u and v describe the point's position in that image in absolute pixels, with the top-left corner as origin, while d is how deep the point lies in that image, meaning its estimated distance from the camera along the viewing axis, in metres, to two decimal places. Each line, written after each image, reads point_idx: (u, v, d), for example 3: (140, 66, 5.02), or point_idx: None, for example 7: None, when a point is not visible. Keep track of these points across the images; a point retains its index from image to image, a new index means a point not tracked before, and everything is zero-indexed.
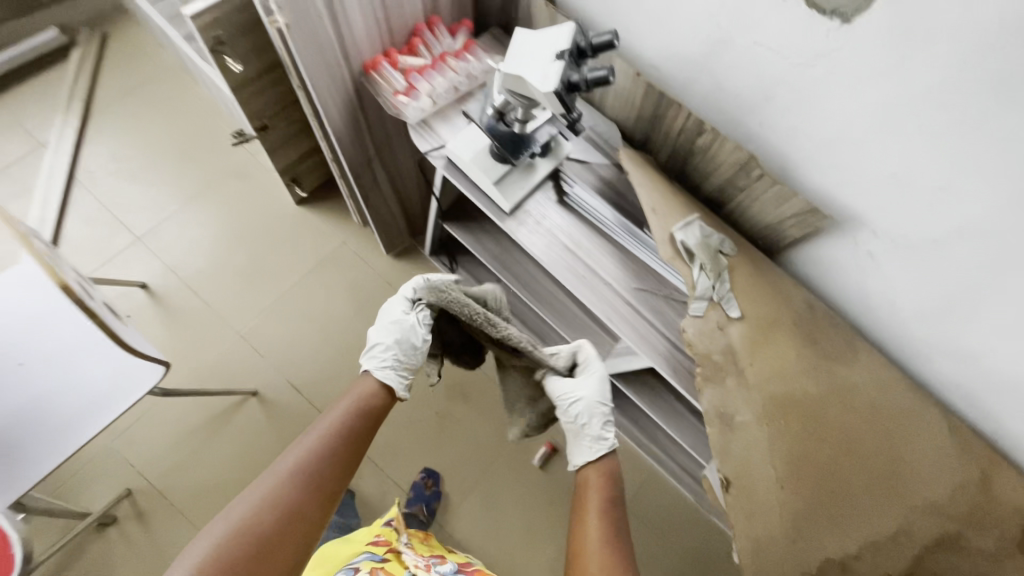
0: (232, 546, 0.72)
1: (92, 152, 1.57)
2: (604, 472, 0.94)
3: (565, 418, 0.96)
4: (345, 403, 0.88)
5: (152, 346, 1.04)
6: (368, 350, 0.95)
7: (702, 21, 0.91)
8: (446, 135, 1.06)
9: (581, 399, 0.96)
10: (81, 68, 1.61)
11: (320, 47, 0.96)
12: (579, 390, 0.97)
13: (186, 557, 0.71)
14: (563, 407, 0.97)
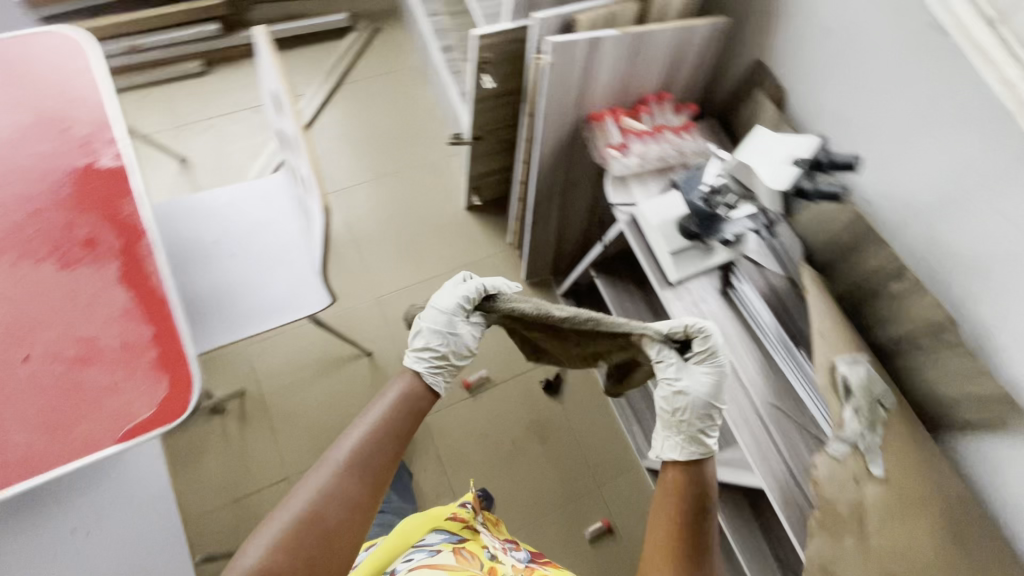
0: (303, 535, 0.71)
1: (330, 112, 1.86)
2: (688, 476, 0.83)
3: (664, 406, 0.90)
4: (390, 401, 0.84)
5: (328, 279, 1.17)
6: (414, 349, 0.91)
7: (942, 175, 0.90)
8: (639, 195, 1.12)
9: (688, 394, 0.89)
10: (350, 47, 1.93)
11: (565, 88, 1.09)
12: (683, 381, 0.89)
13: (250, 550, 0.70)
14: (663, 395, 0.90)
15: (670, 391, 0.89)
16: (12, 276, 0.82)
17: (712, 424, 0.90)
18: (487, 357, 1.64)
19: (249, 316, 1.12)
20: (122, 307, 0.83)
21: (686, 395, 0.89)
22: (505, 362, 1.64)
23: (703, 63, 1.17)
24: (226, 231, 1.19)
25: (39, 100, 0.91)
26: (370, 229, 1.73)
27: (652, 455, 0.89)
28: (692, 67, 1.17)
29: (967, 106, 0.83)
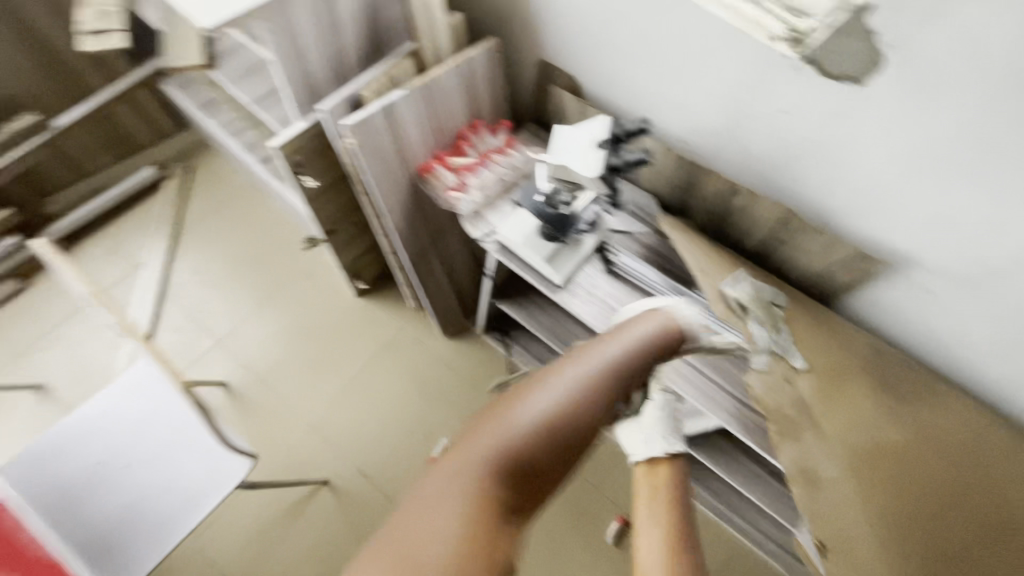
0: (545, 445, 0.60)
1: (179, 267, 1.77)
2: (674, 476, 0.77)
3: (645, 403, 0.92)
4: (625, 339, 0.69)
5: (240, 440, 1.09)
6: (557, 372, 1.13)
7: (723, 97, 0.99)
8: (496, 222, 1.15)
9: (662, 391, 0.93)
10: (172, 197, 1.86)
11: (384, 160, 1.11)
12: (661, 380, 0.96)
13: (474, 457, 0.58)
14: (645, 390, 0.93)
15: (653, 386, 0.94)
16: None
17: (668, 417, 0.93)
18: (440, 424, 1.57)
19: (172, 517, 1.02)
20: None
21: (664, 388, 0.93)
22: (461, 421, 1.58)
23: (497, 79, 1.22)
24: (108, 445, 1.09)
25: None
26: (273, 359, 1.65)
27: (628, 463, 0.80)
28: (487, 90, 1.22)
29: (710, 36, 0.92)
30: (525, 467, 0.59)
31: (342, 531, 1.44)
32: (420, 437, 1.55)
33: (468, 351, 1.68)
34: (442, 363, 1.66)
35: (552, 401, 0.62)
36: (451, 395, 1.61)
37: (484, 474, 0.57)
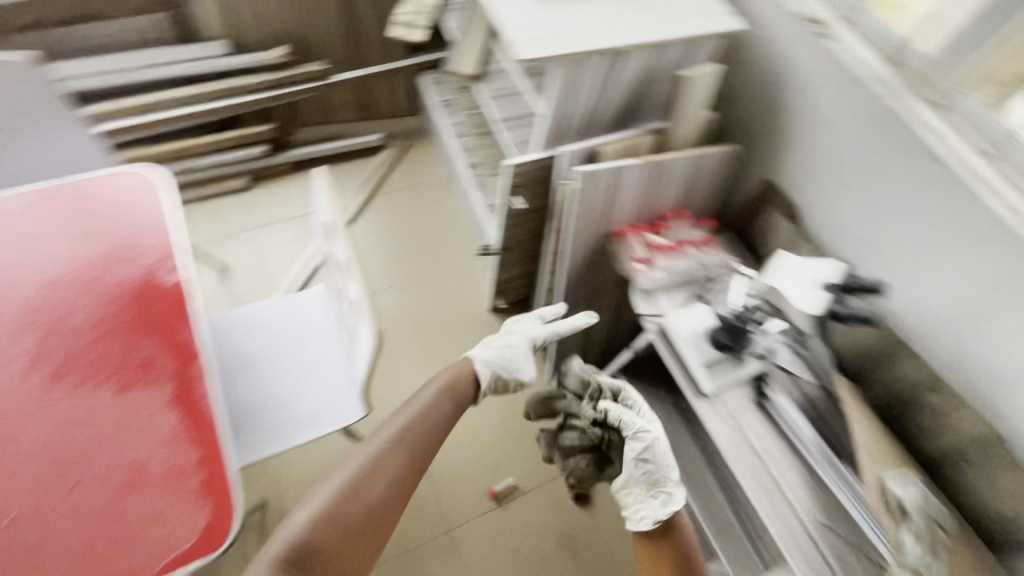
0: (394, 458, 0.83)
1: (362, 222, 1.98)
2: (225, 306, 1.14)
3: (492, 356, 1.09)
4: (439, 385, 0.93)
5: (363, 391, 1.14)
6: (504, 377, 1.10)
7: (964, 290, 0.92)
8: (666, 307, 1.16)
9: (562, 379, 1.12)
10: (382, 164, 2.10)
11: (591, 211, 1.18)
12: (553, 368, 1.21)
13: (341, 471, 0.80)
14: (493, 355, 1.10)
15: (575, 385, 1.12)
16: (72, 399, 0.86)
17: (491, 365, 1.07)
18: (511, 462, 1.59)
19: (284, 428, 1.13)
20: (172, 430, 0.85)
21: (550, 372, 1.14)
22: (531, 468, 1.59)
23: (718, 183, 1.26)
24: (264, 344, 1.24)
25: (117, 232, 1.01)
26: (397, 333, 1.77)
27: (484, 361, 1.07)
28: (706, 187, 1.26)
29: (976, 229, 0.88)
30: (370, 496, 0.79)
31: None
32: (489, 466, 1.59)
33: None
34: None
35: (375, 468, 0.81)
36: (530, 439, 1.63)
37: (401, 474, 0.83)
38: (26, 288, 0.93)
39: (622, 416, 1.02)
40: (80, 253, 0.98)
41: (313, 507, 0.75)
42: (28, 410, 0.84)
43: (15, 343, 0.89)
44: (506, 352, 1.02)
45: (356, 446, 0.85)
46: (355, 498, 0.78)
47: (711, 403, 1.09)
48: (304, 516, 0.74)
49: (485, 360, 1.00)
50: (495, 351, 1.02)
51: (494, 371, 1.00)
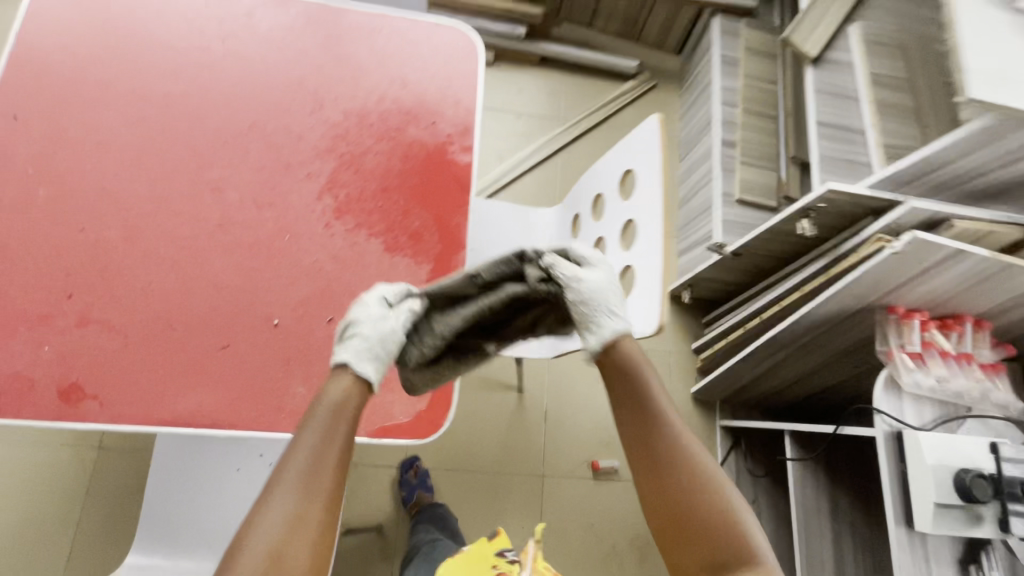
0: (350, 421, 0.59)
1: (580, 146, 1.82)
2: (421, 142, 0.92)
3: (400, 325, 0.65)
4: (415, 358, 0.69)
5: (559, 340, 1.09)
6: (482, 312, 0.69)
7: None
8: (909, 415, 1.02)
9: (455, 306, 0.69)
10: (625, 95, 1.89)
11: (886, 278, 1.00)
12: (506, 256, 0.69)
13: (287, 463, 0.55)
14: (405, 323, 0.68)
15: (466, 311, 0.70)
16: (349, 239, 0.87)
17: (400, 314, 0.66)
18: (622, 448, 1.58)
19: None
20: None
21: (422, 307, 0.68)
22: None
23: None
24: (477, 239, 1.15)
25: (426, 86, 0.96)
26: None
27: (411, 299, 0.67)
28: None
29: None
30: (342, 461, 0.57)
31: (497, 433, 1.54)
32: (602, 440, 1.58)
33: (697, 424, 1.63)
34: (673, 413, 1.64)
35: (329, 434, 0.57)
36: None
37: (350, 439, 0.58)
38: (336, 108, 0.92)
39: (558, 265, 0.65)
40: (389, 94, 0.94)
41: (289, 494, 0.53)
42: (311, 232, 0.86)
43: (315, 161, 0.89)
44: (372, 327, 0.63)
45: (309, 411, 0.58)
46: (343, 450, 0.57)
47: (596, 270, 0.67)
48: (279, 524, 0.51)
49: (344, 356, 0.61)
50: (363, 330, 0.63)
51: (380, 362, 0.63)
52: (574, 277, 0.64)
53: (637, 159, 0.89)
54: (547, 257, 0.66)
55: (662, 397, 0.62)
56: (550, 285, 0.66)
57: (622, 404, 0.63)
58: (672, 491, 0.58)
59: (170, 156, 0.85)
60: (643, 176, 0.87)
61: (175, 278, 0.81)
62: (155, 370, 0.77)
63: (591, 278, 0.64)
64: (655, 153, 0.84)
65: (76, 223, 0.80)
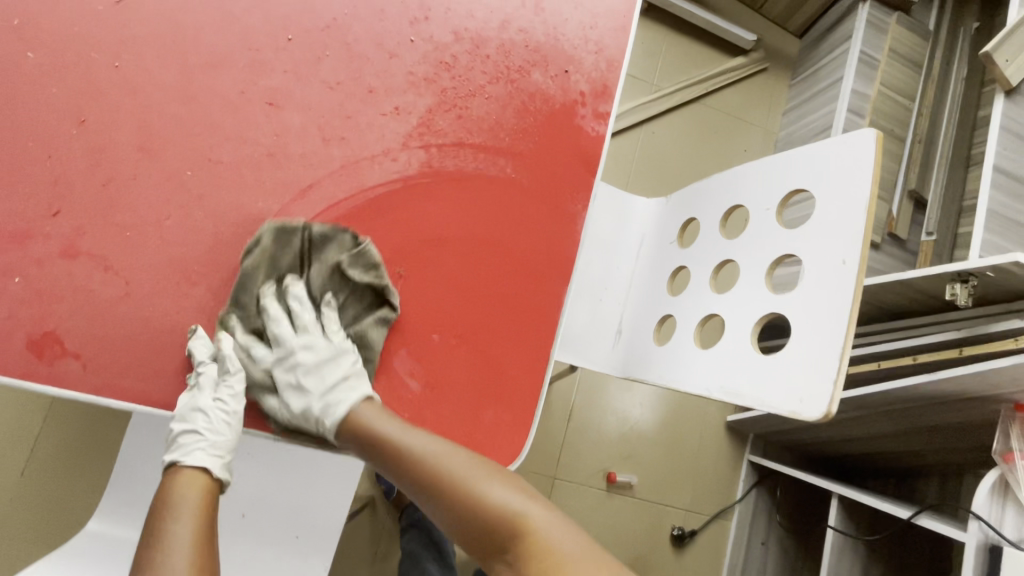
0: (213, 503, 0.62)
1: (667, 122, 1.58)
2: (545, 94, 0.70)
3: (308, 395, 0.63)
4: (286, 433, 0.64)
5: (632, 361, 0.92)
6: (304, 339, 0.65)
7: None
8: (1006, 525, 0.91)
9: (293, 355, 0.64)
10: (730, 70, 1.63)
11: None
12: (297, 312, 0.66)
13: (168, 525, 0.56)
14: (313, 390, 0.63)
15: (325, 356, 0.65)
16: (434, 207, 0.66)
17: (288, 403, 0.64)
18: (641, 463, 1.46)
19: None
20: (507, 314, 0.69)
21: (306, 343, 0.65)
22: (656, 479, 1.46)
23: None
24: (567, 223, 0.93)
25: (562, 19, 0.72)
26: None
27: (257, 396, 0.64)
28: None
29: None
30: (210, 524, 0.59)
31: None
32: (623, 451, 1.45)
33: (725, 452, 1.51)
34: (703, 436, 1.51)
35: (189, 502, 0.59)
36: (673, 459, 1.48)
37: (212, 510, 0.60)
38: (445, 24, 0.68)
39: (278, 317, 0.65)
40: (514, 18, 0.71)
41: (183, 552, 0.54)
42: (389, 187, 0.65)
43: (406, 92, 0.66)
44: (203, 428, 0.61)
45: (159, 513, 0.57)
46: (209, 520, 0.59)
47: (336, 353, 0.65)
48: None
49: (183, 454, 0.63)
50: (182, 439, 0.63)
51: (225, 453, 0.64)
52: (294, 350, 0.64)
53: (821, 181, 0.68)
54: (286, 351, 0.64)
55: (397, 436, 0.61)
56: (273, 367, 0.64)
57: (381, 459, 0.61)
58: (444, 492, 0.59)
59: (217, 45, 0.62)
60: (830, 208, 0.66)
61: (198, 216, 0.60)
62: (162, 335, 0.58)
63: (316, 356, 0.65)
64: (862, 183, 0.63)
65: (76, 112, 0.58)
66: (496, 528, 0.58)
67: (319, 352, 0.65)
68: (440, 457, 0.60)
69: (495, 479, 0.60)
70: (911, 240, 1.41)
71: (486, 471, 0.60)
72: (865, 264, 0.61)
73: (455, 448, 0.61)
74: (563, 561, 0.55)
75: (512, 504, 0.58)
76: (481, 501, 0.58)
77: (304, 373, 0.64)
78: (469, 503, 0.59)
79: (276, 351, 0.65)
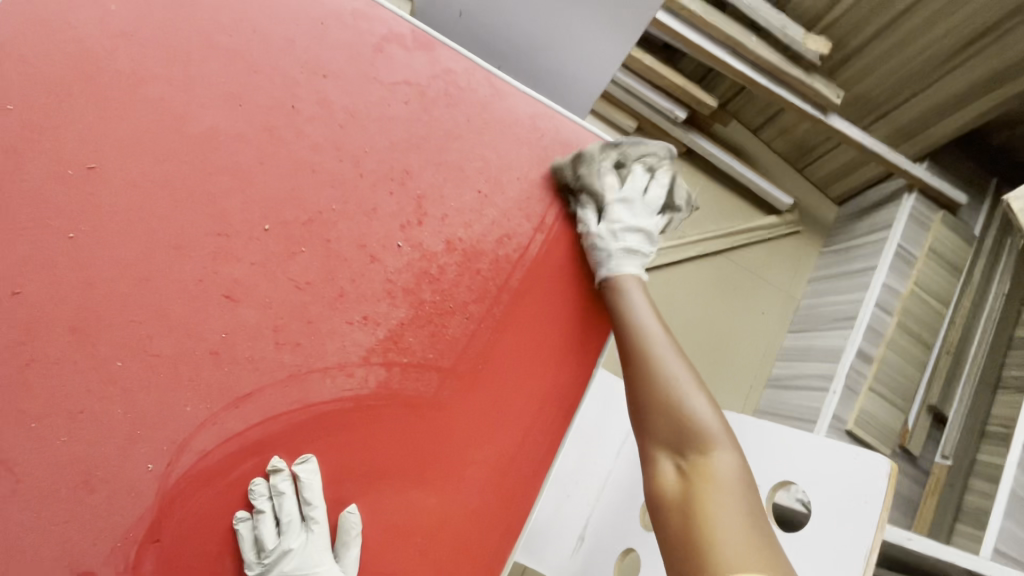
0: None
1: (686, 270, 1.51)
2: (533, 317, 0.65)
3: (631, 245, 0.66)
4: None
5: None
6: (635, 200, 0.68)
7: None
8: None
9: (633, 224, 0.67)
10: (760, 228, 1.57)
11: None
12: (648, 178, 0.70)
13: None
14: (619, 247, 0.65)
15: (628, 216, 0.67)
16: (381, 431, 0.60)
17: (631, 258, 0.66)
18: None
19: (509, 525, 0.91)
20: (445, 560, 0.61)
21: (628, 210, 0.67)
22: None
23: None
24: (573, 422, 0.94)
25: (568, 238, 0.67)
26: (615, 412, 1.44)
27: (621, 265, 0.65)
28: None
29: None
30: None
31: None
32: None
33: None
34: None
35: None
36: None
37: None
38: (439, 233, 0.63)
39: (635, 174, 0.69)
40: (516, 232, 0.65)
41: None
42: (338, 406, 0.59)
43: (380, 301, 0.61)
44: None
45: None
46: None
47: (647, 212, 0.68)
48: None
49: None
50: None
51: None
52: (612, 205, 0.66)
53: (823, 490, 0.61)
54: (608, 199, 0.66)
55: (642, 316, 0.63)
56: (603, 195, 0.66)
57: (624, 336, 0.63)
58: (646, 401, 0.59)
59: (186, 227, 0.57)
60: (830, 527, 0.59)
61: (116, 413, 0.54)
62: (41, 547, 0.52)
63: (620, 219, 0.66)
64: (868, 523, 0.56)
65: (13, 283, 0.53)
66: (688, 437, 0.56)
67: (617, 203, 0.67)
68: (662, 360, 0.60)
69: (704, 396, 0.59)
70: (924, 458, 1.31)
71: (699, 384, 0.59)
72: None
73: (678, 358, 0.61)
74: (715, 505, 0.52)
75: (714, 422, 0.56)
76: (686, 416, 0.57)
77: (614, 214, 0.66)
78: (669, 410, 0.58)
79: (584, 234, 0.66)
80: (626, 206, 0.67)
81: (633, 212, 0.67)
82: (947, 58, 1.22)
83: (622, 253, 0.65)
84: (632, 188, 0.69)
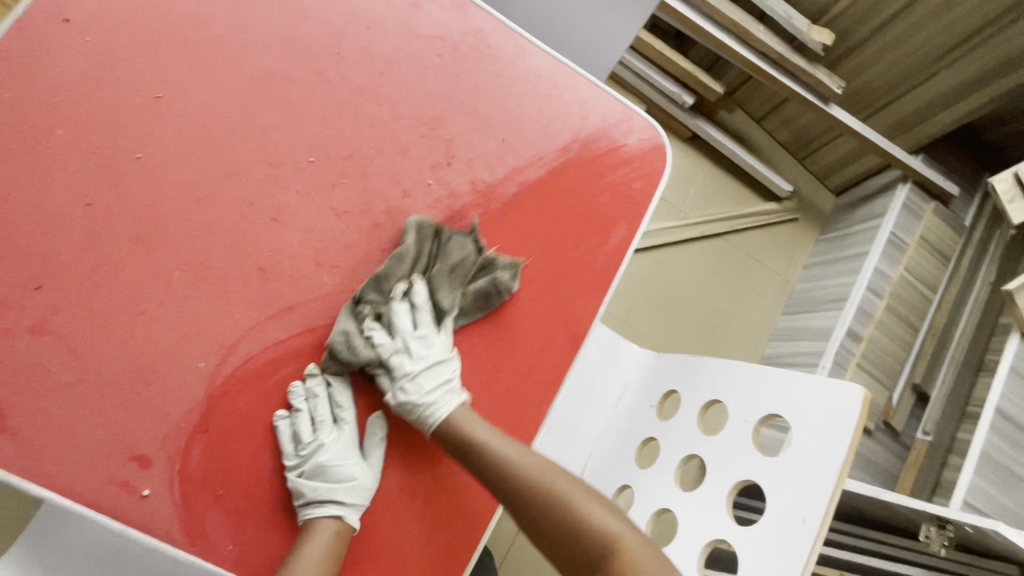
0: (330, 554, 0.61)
1: (687, 250, 1.58)
2: (545, 256, 0.71)
3: (404, 391, 0.64)
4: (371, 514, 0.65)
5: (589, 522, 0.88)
6: (405, 339, 0.66)
7: None
8: None
9: (397, 368, 0.65)
10: (760, 214, 1.63)
11: None
12: (418, 295, 0.67)
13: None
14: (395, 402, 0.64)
15: (382, 365, 0.66)
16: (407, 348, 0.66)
17: (410, 404, 0.64)
18: None
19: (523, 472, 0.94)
20: (458, 469, 0.68)
21: (400, 355, 0.65)
22: None
23: None
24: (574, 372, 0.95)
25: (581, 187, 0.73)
26: None
27: (427, 405, 0.63)
28: None
29: None
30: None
31: None
32: None
33: None
34: None
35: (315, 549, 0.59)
36: None
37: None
38: (464, 174, 0.69)
39: (395, 315, 0.66)
40: (534, 179, 0.71)
41: None
42: (368, 323, 0.65)
43: (410, 232, 0.67)
44: (349, 478, 0.63)
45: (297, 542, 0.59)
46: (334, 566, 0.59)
47: (432, 342, 0.66)
48: None
49: (320, 503, 0.61)
50: (323, 480, 0.62)
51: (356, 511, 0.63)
52: (391, 357, 0.65)
53: (803, 418, 0.67)
54: (386, 357, 0.65)
55: (487, 439, 0.62)
56: (381, 354, 0.65)
57: (479, 466, 0.61)
58: (549, 522, 0.58)
59: (239, 154, 0.63)
60: (807, 452, 0.65)
61: (173, 316, 0.60)
62: (103, 429, 0.57)
63: (416, 359, 0.64)
64: (840, 442, 0.62)
65: (86, 195, 0.59)
66: (593, 550, 0.55)
67: (387, 359, 0.65)
68: (524, 464, 0.60)
69: (596, 500, 0.58)
70: (907, 434, 1.37)
71: (587, 490, 0.59)
72: (826, 527, 0.59)
73: (527, 453, 0.61)
74: None
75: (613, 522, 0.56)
76: (587, 523, 0.56)
77: (387, 375, 0.66)
78: (573, 525, 0.56)
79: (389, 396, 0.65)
80: (393, 354, 0.66)
81: (404, 352, 0.65)
82: (944, 53, 1.28)
83: (421, 399, 0.63)
84: (419, 321, 0.66)
